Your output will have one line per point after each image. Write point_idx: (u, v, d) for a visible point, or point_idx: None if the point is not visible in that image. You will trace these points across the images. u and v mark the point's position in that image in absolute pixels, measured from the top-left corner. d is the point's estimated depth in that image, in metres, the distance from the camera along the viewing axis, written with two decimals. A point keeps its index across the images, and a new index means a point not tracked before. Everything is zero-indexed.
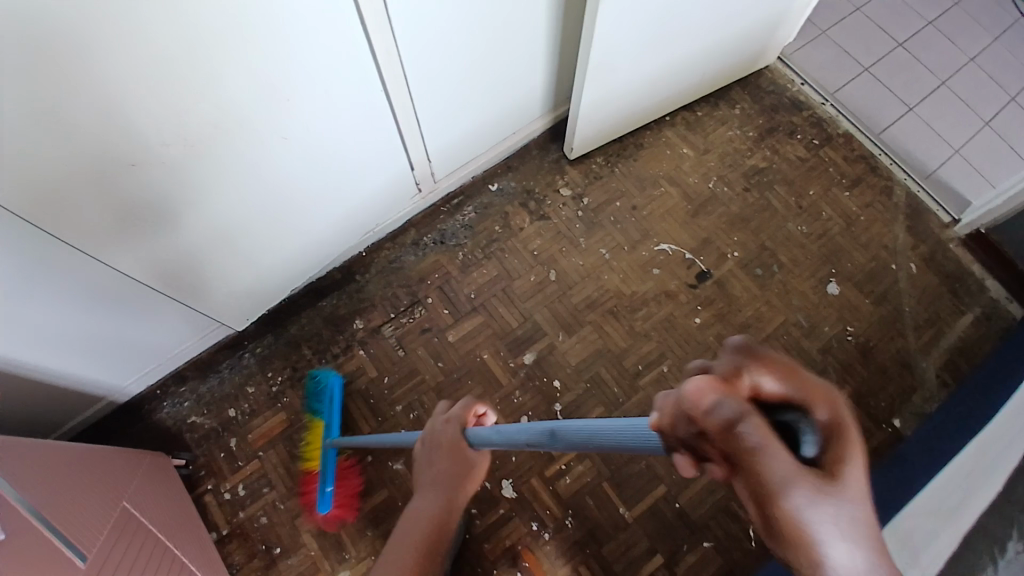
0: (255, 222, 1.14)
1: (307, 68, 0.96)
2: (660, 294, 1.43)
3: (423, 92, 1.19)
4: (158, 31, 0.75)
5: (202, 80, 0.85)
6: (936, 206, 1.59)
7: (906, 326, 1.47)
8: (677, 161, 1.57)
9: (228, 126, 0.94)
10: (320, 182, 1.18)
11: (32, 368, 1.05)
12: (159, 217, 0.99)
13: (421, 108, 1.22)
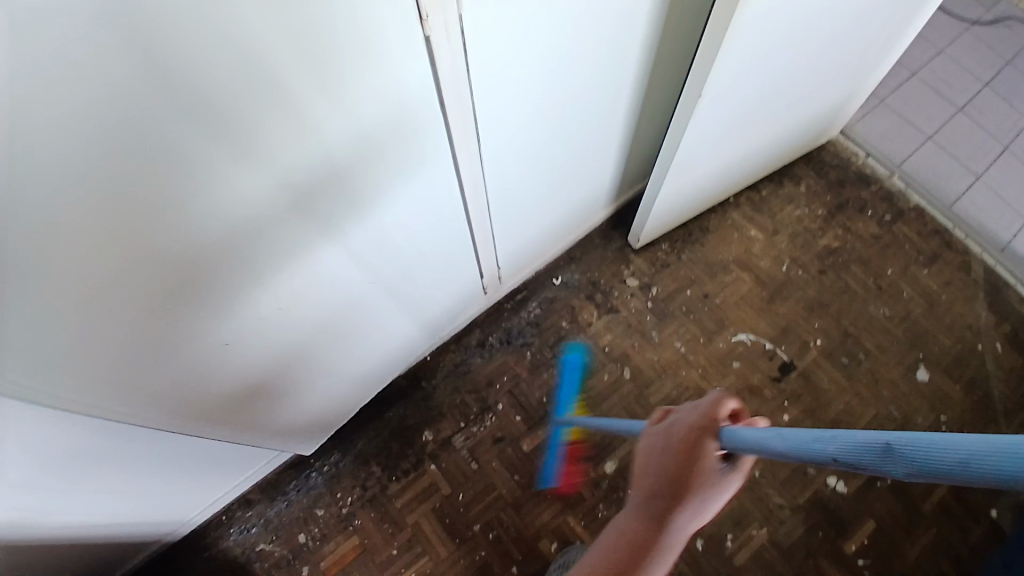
0: (323, 348, 1.02)
1: (404, 207, 0.90)
2: (742, 390, 1.37)
3: (501, 205, 1.13)
4: (289, 154, 0.65)
5: (318, 215, 0.77)
6: (1017, 280, 1.52)
7: (1003, 414, 1.38)
8: (747, 246, 1.51)
9: (323, 252, 0.84)
10: (393, 304, 1.10)
11: (52, 528, 0.90)
12: (218, 355, 0.84)
13: (497, 218, 1.16)
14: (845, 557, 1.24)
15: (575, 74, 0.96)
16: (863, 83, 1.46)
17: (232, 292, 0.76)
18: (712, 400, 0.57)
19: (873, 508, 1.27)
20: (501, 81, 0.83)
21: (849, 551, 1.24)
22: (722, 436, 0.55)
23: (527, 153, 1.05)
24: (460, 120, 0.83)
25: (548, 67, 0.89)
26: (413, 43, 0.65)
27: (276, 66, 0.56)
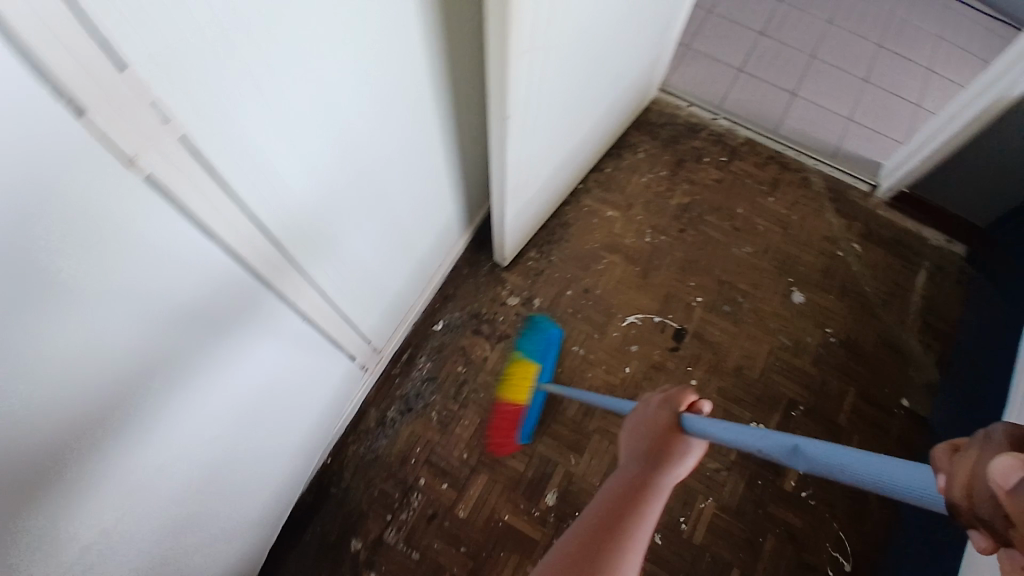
0: (207, 506, 0.88)
1: (247, 355, 0.81)
2: (649, 371, 1.36)
3: (354, 295, 1.03)
4: (134, 339, 0.60)
5: (172, 394, 0.70)
6: (851, 179, 1.63)
7: (875, 305, 1.48)
8: (608, 229, 1.51)
9: (192, 424, 0.77)
10: (280, 447, 1.03)
11: None
12: (86, 557, 0.68)
13: (353, 309, 1.05)
14: (789, 494, 1.27)
15: (380, 143, 0.87)
16: (665, 42, 1.49)
17: (77, 458, 0.61)
18: (677, 394, 0.79)
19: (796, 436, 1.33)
20: (301, 184, 0.74)
21: (791, 489, 1.27)
22: (691, 422, 0.73)
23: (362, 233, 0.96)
24: (260, 251, 0.72)
25: (348, 147, 0.80)
26: (170, 208, 0.57)
27: (120, 249, 0.54)
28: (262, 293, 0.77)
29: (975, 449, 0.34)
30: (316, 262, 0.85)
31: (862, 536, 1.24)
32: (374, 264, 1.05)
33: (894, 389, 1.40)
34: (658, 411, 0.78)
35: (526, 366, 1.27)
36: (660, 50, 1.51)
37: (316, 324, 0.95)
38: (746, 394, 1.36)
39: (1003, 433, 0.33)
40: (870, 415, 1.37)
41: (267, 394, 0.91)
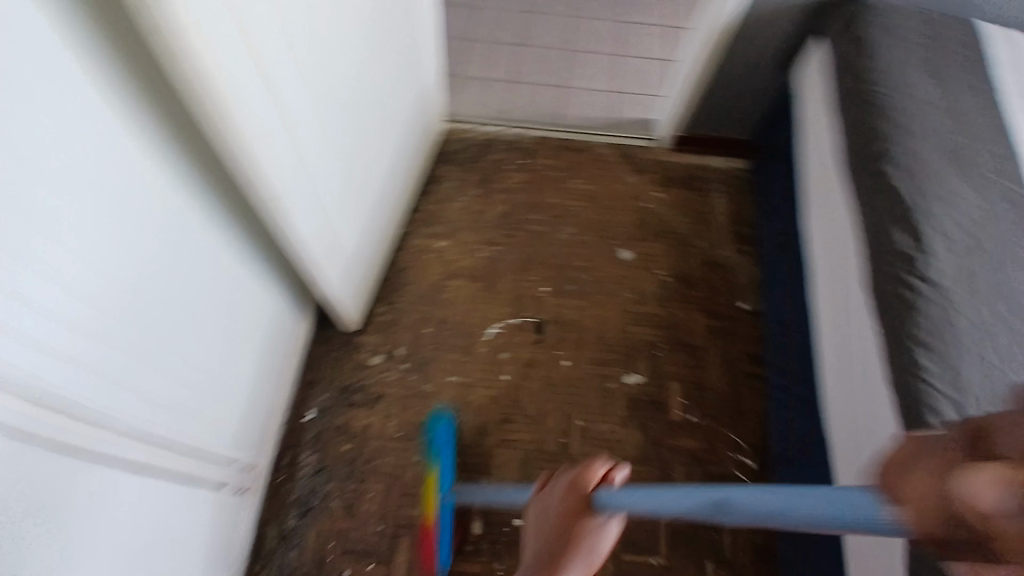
0: None
1: (70, 533, 0.75)
2: (525, 370, 1.43)
3: (193, 425, 0.98)
4: None
5: None
6: (633, 140, 1.81)
7: (691, 236, 1.66)
8: (442, 259, 1.56)
9: None
10: None
11: None
12: None
13: (197, 439, 1.00)
14: (680, 424, 1.41)
15: (157, 268, 0.85)
16: (426, 79, 1.58)
17: None
18: (585, 475, 0.87)
19: (669, 373, 1.46)
20: (73, 341, 0.71)
21: (679, 418, 1.41)
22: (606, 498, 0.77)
23: (175, 360, 0.92)
24: (46, 421, 0.68)
25: (119, 285, 0.77)
26: None
27: None
28: (64, 463, 0.72)
29: (934, 454, 0.33)
30: (126, 408, 0.81)
31: (752, 432, 1.41)
32: (201, 385, 1.00)
33: (732, 299, 1.57)
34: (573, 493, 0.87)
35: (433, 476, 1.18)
36: (427, 86, 1.60)
37: (156, 471, 0.89)
38: (615, 355, 1.47)
39: (948, 444, 0.33)
40: (723, 329, 1.52)
41: (116, 562, 0.84)
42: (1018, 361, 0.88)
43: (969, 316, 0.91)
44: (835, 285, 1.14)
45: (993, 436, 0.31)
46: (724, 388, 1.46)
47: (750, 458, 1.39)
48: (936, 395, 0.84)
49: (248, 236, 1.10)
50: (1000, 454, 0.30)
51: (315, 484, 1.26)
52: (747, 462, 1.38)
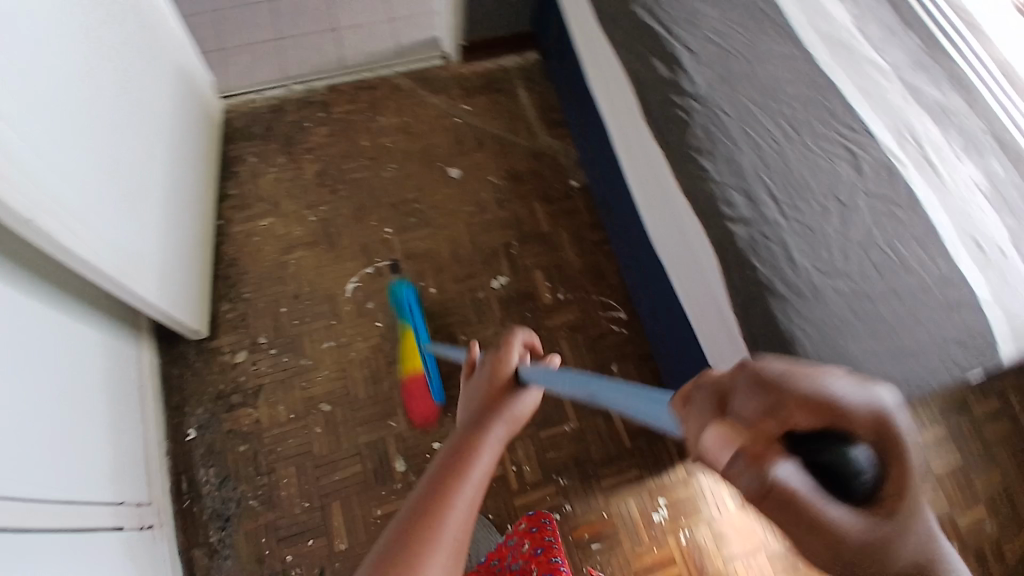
0: None
1: None
2: (394, 310, 1.44)
3: (65, 477, 0.93)
4: None
5: None
6: (425, 62, 1.76)
7: (509, 135, 1.68)
8: (274, 237, 1.50)
9: None
10: None
11: None
12: None
13: (74, 490, 0.95)
14: (551, 304, 1.49)
15: None
16: (183, 59, 1.47)
17: None
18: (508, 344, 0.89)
19: (528, 266, 1.53)
20: None
21: (548, 300, 1.50)
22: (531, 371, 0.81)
23: (22, 416, 0.86)
24: None
25: None
26: None
27: None
28: None
29: (706, 403, 0.39)
30: None
31: (614, 289, 1.53)
32: (59, 434, 0.95)
33: (563, 180, 1.64)
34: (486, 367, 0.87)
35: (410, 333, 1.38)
36: (188, 69, 1.50)
37: (55, 525, 0.85)
38: (473, 267, 1.51)
39: (716, 394, 0.39)
40: (562, 209, 1.60)
41: None
42: (781, 137, 0.98)
43: (733, 113, 1.00)
44: (623, 130, 1.17)
45: (752, 387, 0.36)
46: (579, 259, 1.55)
47: (624, 310, 1.51)
48: (724, 188, 0.94)
49: (46, 271, 1.01)
50: (740, 414, 0.36)
51: (223, 493, 1.26)
52: (622, 314, 1.51)
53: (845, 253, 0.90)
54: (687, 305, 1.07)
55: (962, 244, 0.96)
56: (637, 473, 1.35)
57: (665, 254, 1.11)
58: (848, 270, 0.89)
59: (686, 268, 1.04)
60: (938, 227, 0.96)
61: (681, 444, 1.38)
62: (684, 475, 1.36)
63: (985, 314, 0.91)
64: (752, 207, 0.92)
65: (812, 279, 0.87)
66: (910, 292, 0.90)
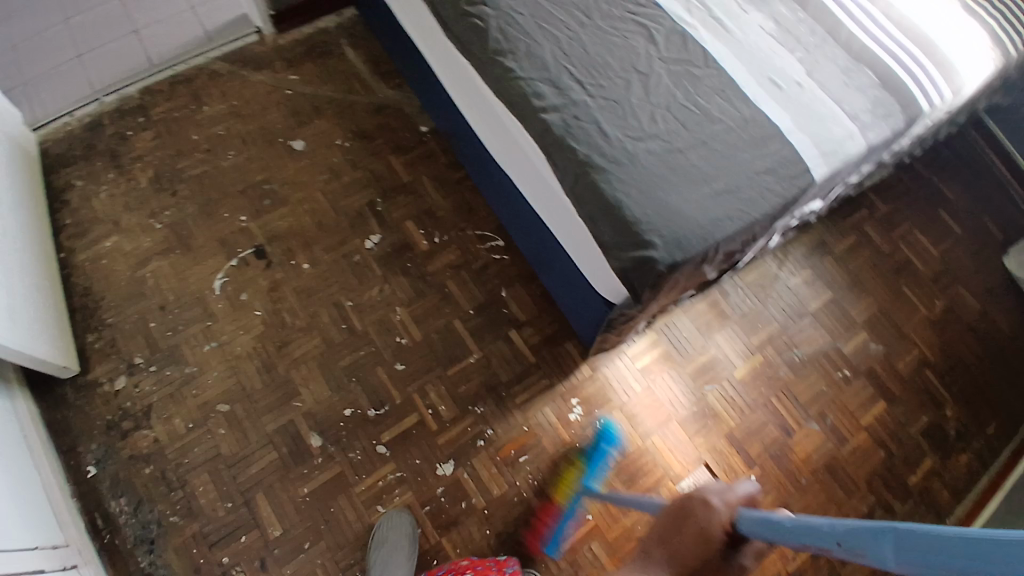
0: None
1: None
2: (270, 295, 1.40)
3: None
4: None
5: None
6: (240, 41, 1.66)
7: (345, 94, 1.62)
8: (124, 254, 1.42)
9: None
10: None
11: None
12: None
13: None
14: (428, 250, 1.48)
15: None
16: None
17: None
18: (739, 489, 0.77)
19: (397, 218, 1.50)
20: None
21: (424, 245, 1.48)
22: (753, 520, 0.69)
23: None
24: None
25: None
26: None
27: None
28: None
29: None
30: None
31: (487, 219, 1.53)
32: None
33: (413, 127, 1.60)
34: (680, 506, 0.77)
35: (603, 481, 1.33)
36: None
37: None
38: (341, 231, 1.48)
39: None
40: (417, 155, 1.57)
41: None
42: (575, 25, 1.02)
43: (525, 11, 1.02)
44: (440, 59, 1.18)
45: None
46: (446, 199, 1.54)
47: (501, 238, 1.51)
48: (531, 82, 0.97)
49: None
50: None
51: (142, 517, 1.22)
52: (499, 243, 1.51)
53: (653, 116, 0.95)
54: (535, 204, 1.10)
55: (761, 86, 1.02)
56: (546, 383, 1.40)
57: (505, 162, 1.13)
58: (658, 130, 0.94)
59: (523, 168, 1.07)
60: (736, 75, 1.02)
61: (580, 346, 1.44)
62: (589, 372, 1.43)
63: (792, 142, 0.98)
64: (559, 94, 0.96)
65: (626, 147, 0.92)
66: (721, 138, 0.95)
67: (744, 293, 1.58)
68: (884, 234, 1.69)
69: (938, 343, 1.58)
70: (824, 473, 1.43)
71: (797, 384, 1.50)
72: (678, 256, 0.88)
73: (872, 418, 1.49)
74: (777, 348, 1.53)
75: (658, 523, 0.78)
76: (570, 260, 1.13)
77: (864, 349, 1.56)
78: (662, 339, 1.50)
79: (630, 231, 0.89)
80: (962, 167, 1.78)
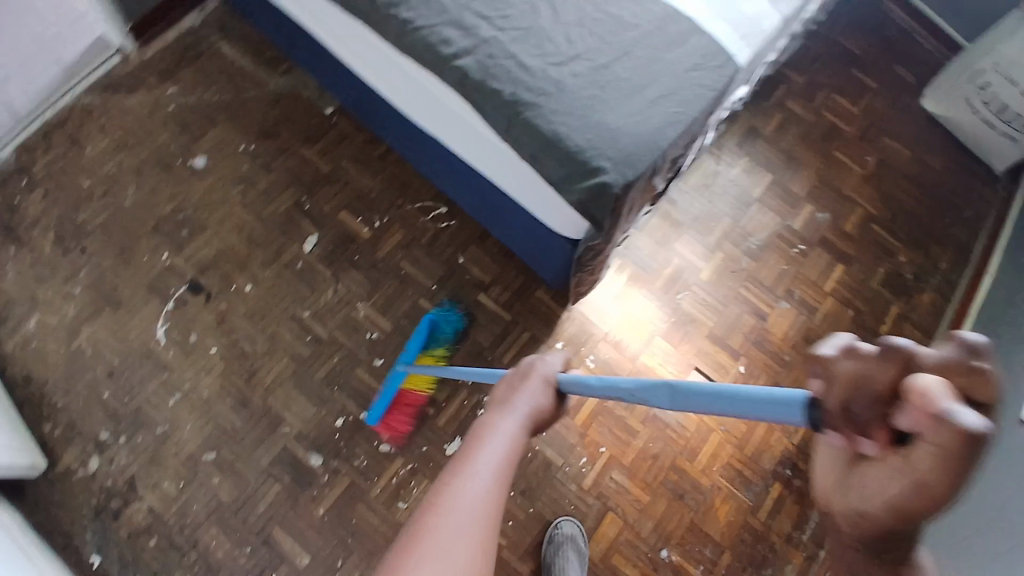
0: None
1: None
2: (221, 328, 1.32)
3: None
4: None
5: None
6: (102, 68, 1.49)
7: (234, 96, 1.50)
8: (51, 329, 1.30)
9: None
10: None
11: None
12: None
13: None
14: (372, 237, 1.42)
15: None
16: None
17: None
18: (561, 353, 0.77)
19: (329, 212, 1.42)
20: None
21: (365, 233, 1.42)
22: (571, 379, 0.71)
23: None
24: None
25: None
26: None
27: None
28: None
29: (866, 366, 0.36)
30: None
31: (422, 189, 1.46)
32: None
33: (316, 112, 1.50)
34: (516, 371, 0.73)
35: (425, 357, 1.31)
36: None
37: None
38: (276, 241, 1.39)
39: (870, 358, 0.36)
40: (330, 141, 1.48)
41: None
42: None
43: None
44: (329, 30, 1.10)
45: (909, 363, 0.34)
46: (373, 179, 1.46)
47: (442, 205, 1.46)
48: (434, 30, 0.91)
49: None
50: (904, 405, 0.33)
51: None
52: (441, 210, 1.45)
53: (569, 37, 0.91)
54: (471, 159, 1.06)
55: None
56: (528, 335, 1.39)
57: (429, 123, 1.07)
58: (577, 51, 0.90)
59: (450, 123, 1.01)
60: None
61: (550, 290, 1.43)
62: (566, 313, 1.42)
63: (710, 32, 0.96)
64: (467, 37, 0.90)
65: (550, 75, 0.88)
66: (641, 44, 0.92)
67: (691, 197, 1.59)
68: (806, 105, 1.71)
69: (879, 196, 1.64)
70: (807, 345, 1.48)
71: (761, 269, 1.54)
72: (630, 175, 0.86)
73: (837, 283, 1.55)
74: (734, 241, 1.56)
75: (499, 392, 0.70)
76: (522, 208, 1.09)
77: (814, 220, 1.60)
78: (626, 261, 1.50)
79: (577, 161, 0.86)
80: (861, 20, 1.82)
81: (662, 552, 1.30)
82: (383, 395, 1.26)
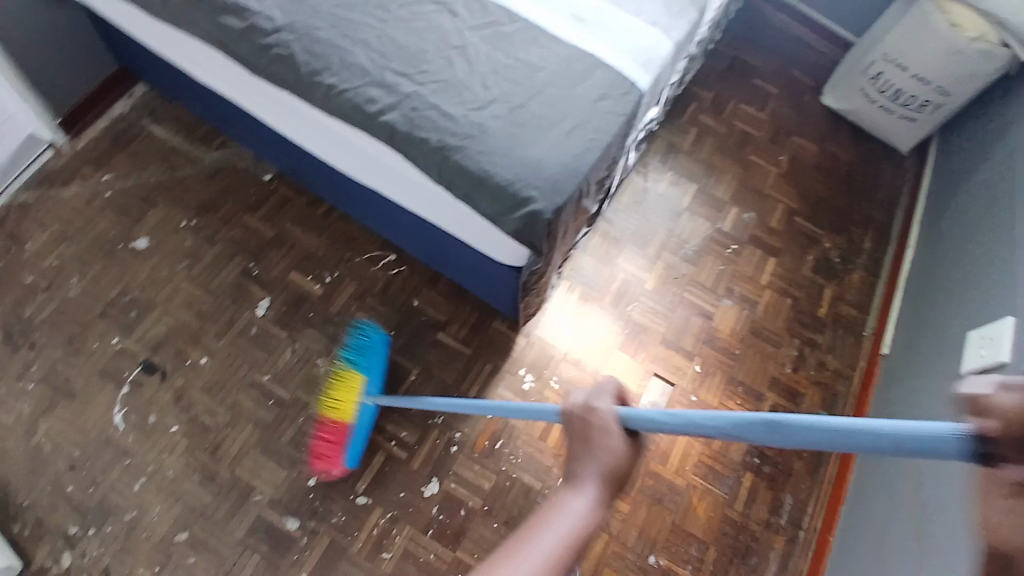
0: None
1: None
2: (181, 404, 1.31)
3: None
4: None
5: None
6: (37, 162, 1.49)
7: (172, 174, 1.52)
8: (6, 430, 1.26)
9: None
10: None
11: None
12: None
13: None
14: (324, 293, 1.44)
15: None
16: None
17: None
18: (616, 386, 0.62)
19: (279, 275, 1.45)
20: None
21: (317, 290, 1.44)
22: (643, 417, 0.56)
23: None
24: None
25: None
26: None
27: None
28: None
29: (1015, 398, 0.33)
30: None
31: (368, 241, 1.51)
32: None
33: (256, 180, 1.54)
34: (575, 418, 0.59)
35: None
36: None
37: None
38: (228, 311, 1.40)
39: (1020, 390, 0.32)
40: (273, 207, 1.52)
41: None
42: (376, 23, 1.02)
43: (323, 25, 1.01)
44: (259, 102, 1.15)
45: None
46: (319, 238, 1.50)
47: (390, 253, 1.50)
48: (358, 90, 0.97)
49: None
50: None
51: None
52: (390, 258, 1.50)
53: (485, 83, 0.99)
54: (411, 205, 1.11)
55: (567, 24, 1.08)
56: (490, 367, 1.43)
57: (366, 177, 1.13)
58: (494, 95, 0.98)
59: (386, 174, 1.07)
60: (541, 21, 1.08)
61: (506, 320, 1.48)
62: (524, 340, 1.47)
63: (612, 66, 1.05)
64: (390, 94, 0.97)
65: (471, 119, 0.96)
66: (551, 83, 1.01)
67: (625, 213, 1.68)
68: (718, 117, 1.86)
69: (795, 190, 1.78)
70: (753, 338, 1.57)
71: (699, 272, 1.64)
72: (558, 201, 0.93)
73: (771, 275, 1.65)
74: (671, 250, 1.65)
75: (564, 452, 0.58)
76: (464, 245, 1.15)
77: (741, 221, 1.72)
78: (573, 282, 1.57)
79: (507, 194, 0.93)
80: (754, 36, 1.99)
81: (650, 558, 1.33)
82: (354, 432, 1.26)
